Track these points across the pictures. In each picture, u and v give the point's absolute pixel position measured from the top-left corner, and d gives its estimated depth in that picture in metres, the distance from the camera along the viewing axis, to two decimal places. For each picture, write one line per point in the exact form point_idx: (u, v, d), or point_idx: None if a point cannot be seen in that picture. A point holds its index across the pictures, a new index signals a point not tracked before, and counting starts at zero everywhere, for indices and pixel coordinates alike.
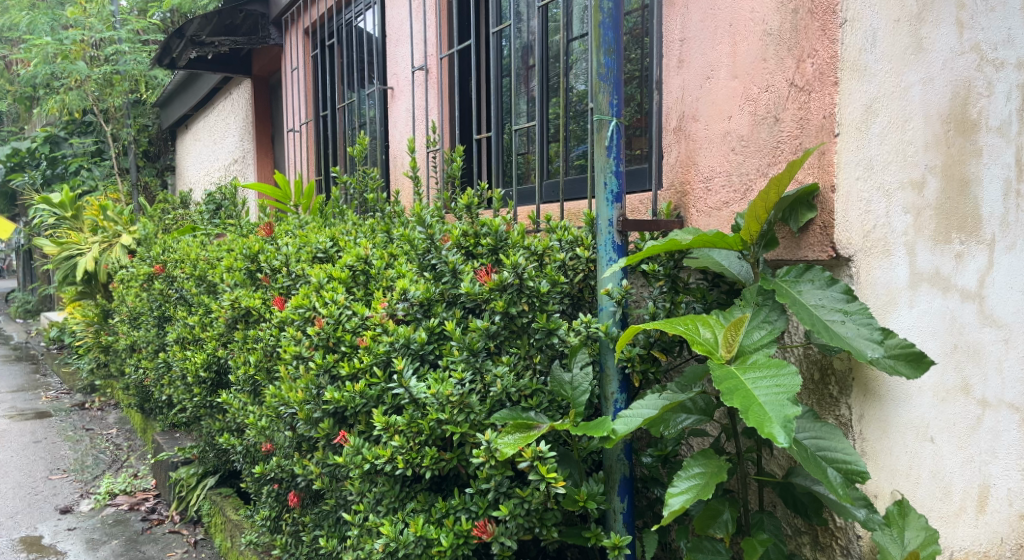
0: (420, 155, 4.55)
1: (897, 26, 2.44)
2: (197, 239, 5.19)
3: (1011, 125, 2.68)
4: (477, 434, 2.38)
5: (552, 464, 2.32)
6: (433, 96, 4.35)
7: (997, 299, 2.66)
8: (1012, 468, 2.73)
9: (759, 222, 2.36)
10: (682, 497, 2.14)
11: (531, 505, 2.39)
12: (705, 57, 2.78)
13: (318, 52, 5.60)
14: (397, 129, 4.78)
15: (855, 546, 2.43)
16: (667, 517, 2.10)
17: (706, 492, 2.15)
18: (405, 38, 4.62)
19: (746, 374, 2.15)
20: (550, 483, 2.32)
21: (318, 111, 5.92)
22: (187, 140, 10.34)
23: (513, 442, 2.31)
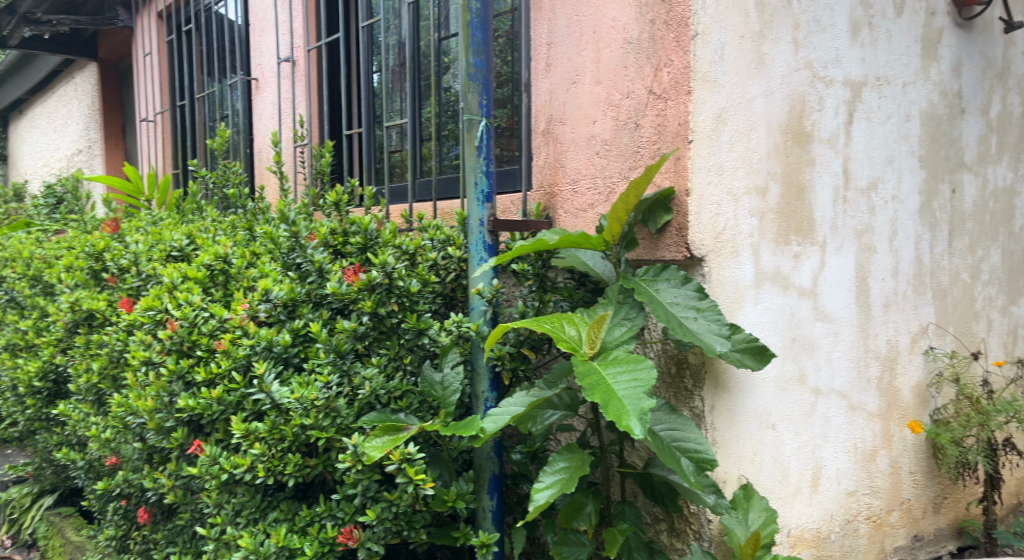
0: (286, 150, 4.41)
1: (742, 42, 2.61)
2: (30, 235, 4.76)
3: (839, 137, 2.91)
4: (343, 438, 2.33)
5: (420, 465, 2.29)
6: (300, 89, 4.22)
7: (829, 296, 2.89)
8: (840, 451, 2.95)
9: (620, 223, 2.45)
10: (547, 492, 2.16)
11: (399, 508, 2.34)
12: (571, 62, 2.90)
13: (175, 37, 5.31)
14: (262, 121, 4.61)
15: (705, 529, 2.57)
16: (532, 512, 2.12)
17: (570, 486, 2.17)
18: (270, 28, 4.47)
19: (607, 369, 2.20)
20: (419, 485, 2.29)
21: (175, 100, 5.57)
22: (19, 126, 9.48)
23: (381, 445, 2.27)
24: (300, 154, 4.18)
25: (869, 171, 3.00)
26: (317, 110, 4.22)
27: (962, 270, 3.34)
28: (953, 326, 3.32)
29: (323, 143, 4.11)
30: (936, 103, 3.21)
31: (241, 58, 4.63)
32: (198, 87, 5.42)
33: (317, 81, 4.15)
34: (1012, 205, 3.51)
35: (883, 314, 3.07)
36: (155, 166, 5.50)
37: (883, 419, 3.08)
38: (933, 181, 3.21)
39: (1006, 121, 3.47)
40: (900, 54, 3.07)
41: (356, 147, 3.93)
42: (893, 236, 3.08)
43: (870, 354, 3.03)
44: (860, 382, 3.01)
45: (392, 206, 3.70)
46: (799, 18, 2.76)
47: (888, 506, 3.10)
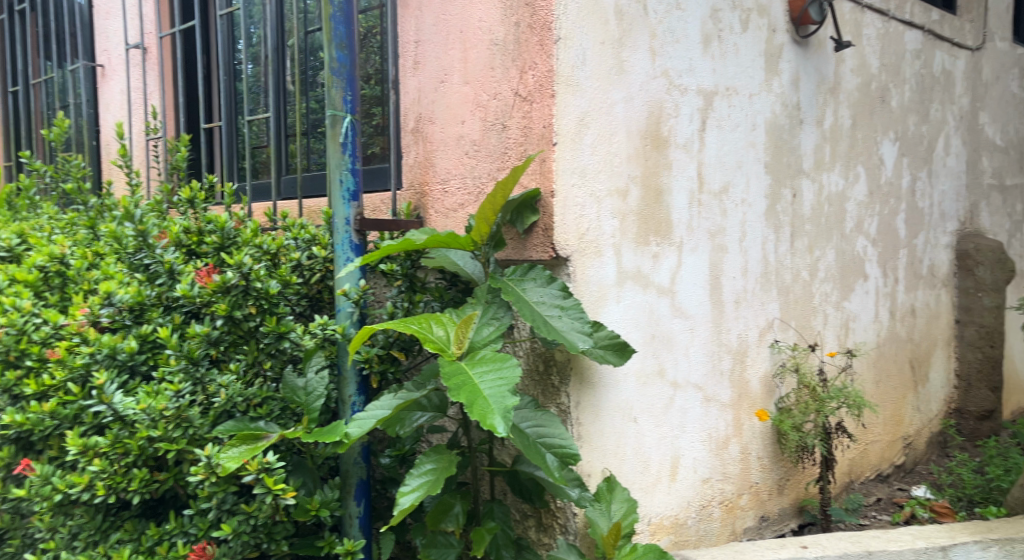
0: (136, 143, 4.16)
1: (602, 48, 2.69)
2: None
3: (693, 143, 3.05)
4: (195, 449, 2.21)
5: (279, 474, 2.21)
6: (152, 78, 3.98)
7: (686, 293, 3.04)
8: (696, 441, 3.10)
9: (488, 223, 2.46)
10: (413, 495, 2.10)
11: (258, 520, 2.25)
12: (438, 61, 2.90)
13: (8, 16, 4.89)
14: (109, 111, 4.33)
15: (571, 522, 2.63)
16: (396, 517, 2.06)
17: (437, 488, 2.13)
18: (117, 11, 4.19)
19: (474, 369, 2.18)
20: (278, 495, 2.20)
21: (7, 85, 5.14)
22: None
23: (237, 456, 2.17)
24: (153, 148, 3.96)
25: (720, 176, 3.17)
26: (171, 102, 3.99)
27: (802, 268, 3.59)
28: (795, 321, 3.57)
29: (179, 137, 3.90)
30: (778, 113, 3.43)
31: (84, 42, 4.32)
32: (34, 72, 5.01)
33: (172, 69, 3.93)
34: (844, 209, 3.81)
35: (734, 310, 3.25)
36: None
37: (734, 409, 3.27)
38: (777, 186, 3.43)
39: (838, 132, 3.76)
40: (746, 66, 3.27)
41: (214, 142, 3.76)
42: (742, 237, 3.28)
43: (722, 348, 3.21)
44: (714, 375, 3.18)
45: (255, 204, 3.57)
46: (655, 28, 2.87)
47: (738, 490, 3.28)
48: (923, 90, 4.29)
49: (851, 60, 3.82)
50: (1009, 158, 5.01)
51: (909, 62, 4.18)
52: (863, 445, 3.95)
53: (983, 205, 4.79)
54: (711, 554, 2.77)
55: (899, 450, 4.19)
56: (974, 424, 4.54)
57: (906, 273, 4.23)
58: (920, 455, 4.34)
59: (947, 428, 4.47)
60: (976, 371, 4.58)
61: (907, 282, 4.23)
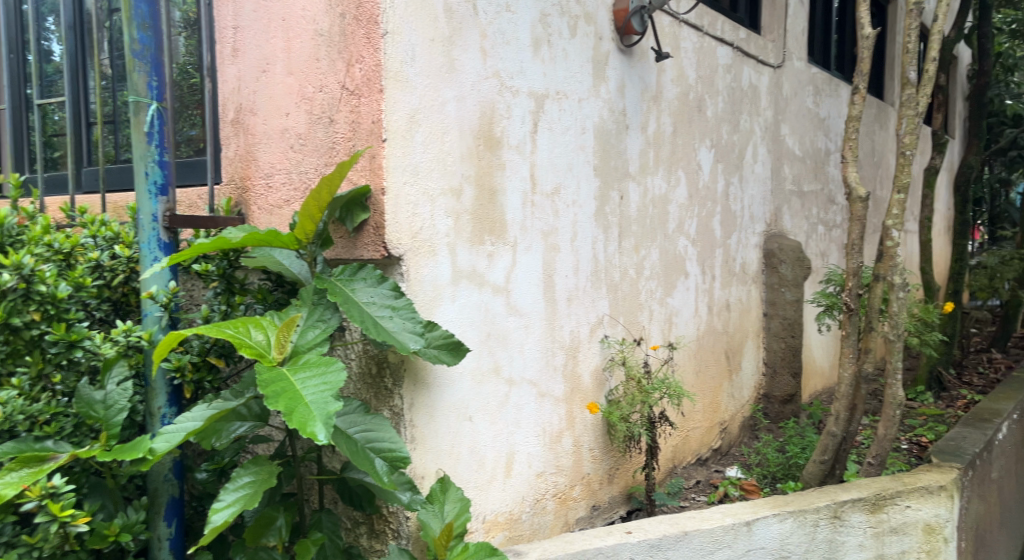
0: None
1: (431, 46, 2.65)
2: None
3: (526, 145, 3.09)
4: None
5: (67, 500, 2.01)
6: None
7: (520, 291, 3.07)
8: (530, 436, 3.14)
9: (313, 220, 2.36)
10: (227, 511, 1.97)
11: (43, 552, 2.01)
12: (259, 49, 2.76)
13: None
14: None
15: (403, 526, 2.59)
16: (207, 535, 1.92)
17: (254, 501, 2.01)
18: None
19: (296, 374, 2.08)
20: (67, 522, 2.02)
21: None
22: None
23: (16, 481, 1.95)
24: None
25: (552, 177, 3.22)
26: None
27: (628, 267, 3.73)
28: (623, 318, 3.70)
29: None
30: (606, 118, 3.54)
31: None
32: None
33: None
34: (666, 211, 4.00)
35: (566, 308, 3.33)
36: None
37: (567, 403, 3.34)
38: (605, 188, 3.54)
39: (660, 138, 3.94)
40: (575, 72, 3.35)
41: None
42: (574, 237, 3.35)
43: (556, 344, 3.27)
44: (548, 371, 3.23)
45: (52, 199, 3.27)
46: (485, 28, 2.87)
47: (571, 482, 3.36)
48: (733, 102, 4.58)
49: (670, 71, 4.01)
50: (806, 167, 5.47)
51: (721, 76, 4.45)
52: (684, 432, 4.17)
53: (785, 208, 5.20)
54: (541, 546, 2.81)
55: (715, 435, 4.45)
56: (779, 407, 4.92)
57: (720, 271, 4.51)
58: (734, 438, 4.65)
59: (756, 413, 4.81)
60: (780, 359, 4.95)
61: (721, 279, 4.51)
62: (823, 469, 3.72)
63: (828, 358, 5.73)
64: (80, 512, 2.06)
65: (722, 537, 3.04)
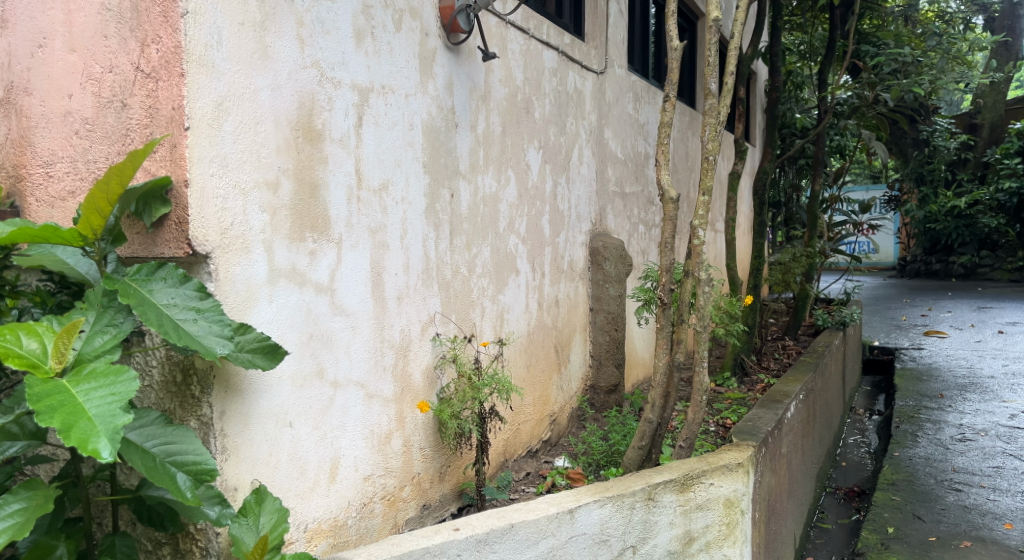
0: None
1: (241, 30, 2.48)
2: None
3: (350, 138, 2.97)
4: None
5: None
6: None
7: (346, 290, 2.95)
8: (357, 439, 3.03)
9: (100, 214, 2.14)
10: None
11: None
12: (33, 21, 2.51)
13: None
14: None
15: (213, 543, 2.41)
16: None
17: (24, 531, 1.79)
18: None
19: (79, 386, 1.87)
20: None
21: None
22: None
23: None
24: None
25: (379, 173, 3.13)
26: None
27: (460, 265, 3.70)
28: (454, 315, 3.67)
29: None
30: (434, 115, 3.49)
31: None
32: None
33: None
34: (496, 210, 4.00)
35: (396, 306, 3.24)
36: None
37: (396, 403, 3.26)
38: (435, 186, 3.49)
39: (489, 137, 3.94)
40: (401, 66, 3.27)
41: None
42: (403, 234, 3.27)
43: (385, 343, 3.18)
44: (375, 371, 3.13)
45: None
46: (302, 15, 2.73)
47: (400, 483, 3.28)
48: (559, 105, 4.68)
49: (498, 71, 4.02)
50: (627, 169, 5.69)
51: (548, 78, 4.53)
52: (515, 426, 4.21)
53: (608, 208, 5.39)
54: (366, 551, 2.71)
55: (545, 427, 4.54)
56: (604, 397, 5.09)
57: (550, 268, 4.59)
58: (563, 429, 4.76)
59: (583, 404, 4.95)
60: (605, 351, 5.11)
61: (550, 276, 4.59)
62: (641, 454, 3.87)
63: (648, 348, 6.02)
64: None
65: (545, 527, 3.07)
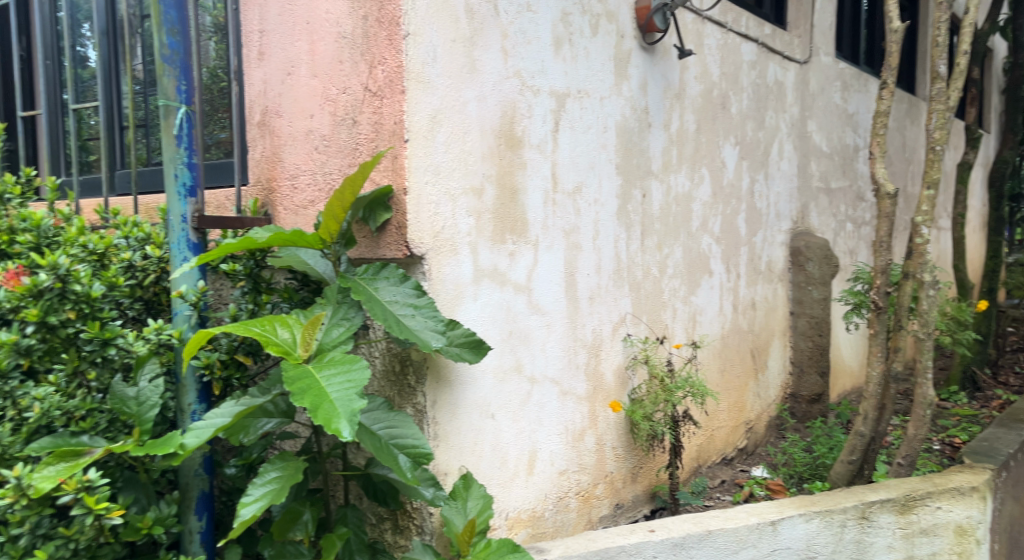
0: None
1: (452, 46, 2.68)
2: None
3: (547, 144, 3.10)
4: (3, 470, 2.01)
5: (102, 493, 2.05)
6: None
7: (542, 290, 3.08)
8: (553, 434, 3.15)
9: (336, 220, 2.40)
10: (255, 505, 2.02)
11: (79, 544, 2.07)
12: (284, 52, 2.84)
13: None
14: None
15: (427, 522, 2.62)
16: (236, 529, 1.97)
17: (281, 496, 2.06)
18: None
19: (321, 371, 2.12)
20: (101, 515, 2.07)
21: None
22: None
23: (53, 475, 2.02)
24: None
25: (574, 176, 3.23)
26: None
27: (652, 265, 3.73)
28: (646, 316, 3.70)
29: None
30: (628, 116, 3.54)
31: None
32: None
33: None
34: (689, 209, 3.99)
35: (589, 306, 3.33)
36: None
37: (590, 401, 3.35)
38: (627, 186, 3.55)
39: (683, 135, 3.93)
40: (597, 70, 3.35)
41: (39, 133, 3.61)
42: (596, 235, 3.36)
43: (578, 342, 3.28)
44: (570, 369, 3.23)
45: (85, 200, 3.43)
46: (507, 28, 2.89)
47: (593, 481, 3.36)
48: (758, 99, 4.56)
49: (694, 67, 4.00)
50: (833, 163, 5.43)
51: (746, 72, 4.44)
52: (709, 431, 4.16)
53: (812, 205, 5.17)
54: (564, 544, 2.82)
55: (741, 434, 4.44)
56: (806, 407, 4.88)
57: (746, 269, 4.49)
58: (760, 437, 4.63)
59: (783, 413, 4.79)
60: (808, 358, 4.92)
61: (746, 277, 4.50)
62: (851, 469, 3.69)
63: (857, 356, 5.69)
64: (114, 505, 2.10)
65: (746, 537, 3.04)
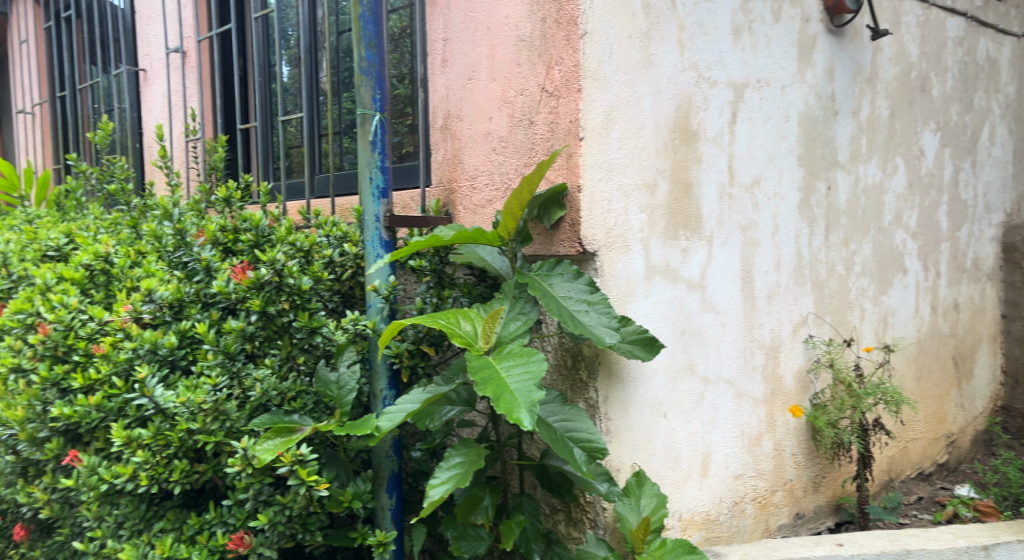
0: (176, 146, 4.34)
1: (629, 42, 2.69)
2: None
3: (723, 137, 3.03)
4: (232, 442, 2.27)
5: (313, 466, 2.26)
6: (190, 81, 4.18)
7: (716, 288, 3.01)
8: (728, 436, 3.07)
9: (515, 219, 2.50)
10: (442, 488, 2.14)
11: (293, 511, 2.32)
12: (466, 58, 2.97)
13: (51, 25, 5.10)
14: (150, 114, 4.53)
15: (600, 517, 2.64)
16: (426, 509, 2.10)
17: (465, 481, 2.17)
18: (157, 17, 4.38)
19: (502, 363, 2.21)
20: (312, 487, 2.27)
21: (54, 91, 5.48)
22: None
23: (272, 448, 2.24)
24: (192, 149, 4.12)
25: (751, 169, 3.14)
26: (210, 104, 4.17)
27: (836, 263, 3.54)
28: (830, 316, 3.52)
29: (217, 137, 4.10)
30: (811, 105, 3.39)
31: (126, 48, 4.51)
32: (80, 79, 5.17)
33: (208, 73, 4.11)
34: (881, 202, 3.76)
35: (766, 305, 3.22)
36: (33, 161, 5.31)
37: (767, 405, 3.24)
38: (810, 178, 3.39)
39: (875, 123, 3.71)
40: (778, 58, 3.24)
41: (254, 143, 3.99)
42: (775, 231, 3.24)
43: (755, 343, 3.18)
44: (745, 370, 3.15)
45: (290, 202, 3.73)
46: (684, 20, 2.86)
47: (771, 487, 3.25)
48: (965, 79, 4.21)
49: (888, 49, 3.76)
50: None
51: (951, 50, 4.11)
52: (903, 443, 3.90)
53: None
54: (742, 551, 2.76)
55: (941, 448, 4.13)
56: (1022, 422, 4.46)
57: (948, 267, 4.16)
58: (964, 453, 4.28)
59: (992, 427, 4.40)
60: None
61: (948, 276, 4.16)
62: None
63: None
64: (322, 478, 2.30)
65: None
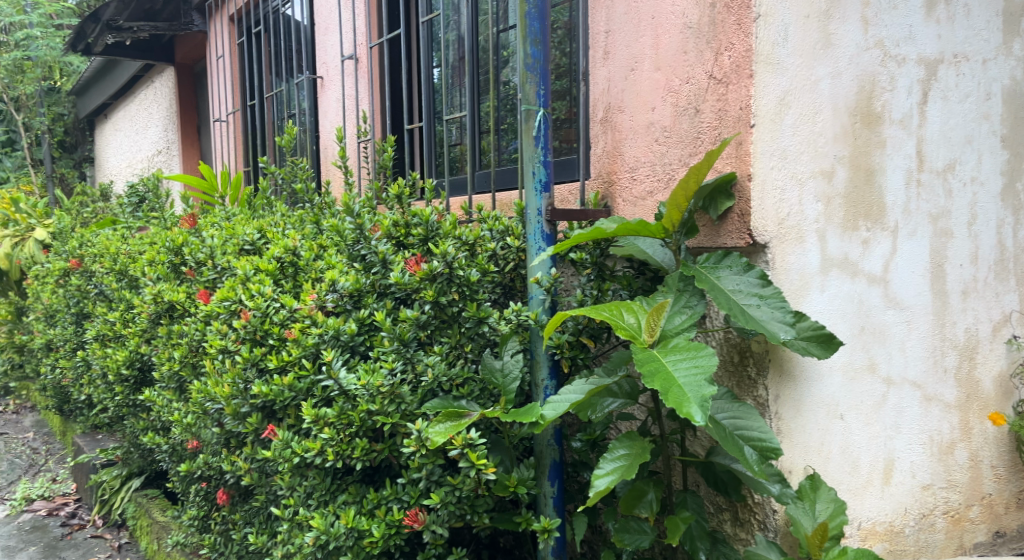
0: (351, 147, 4.65)
1: (807, 22, 2.55)
2: (116, 232, 5.21)
3: (912, 118, 2.80)
4: (408, 423, 2.40)
5: (482, 450, 2.35)
6: (363, 85, 4.46)
7: (901, 282, 2.80)
8: (914, 443, 2.85)
9: (679, 210, 2.45)
10: (608, 478, 2.16)
11: (462, 492, 2.42)
12: (629, 49, 2.94)
13: (244, 41, 5.64)
14: (327, 118, 4.87)
15: (770, 519, 2.54)
16: (592, 498, 2.13)
17: (630, 473, 2.17)
18: (332, 27, 4.70)
19: (667, 356, 2.19)
20: (481, 470, 2.35)
21: (245, 100, 6.03)
22: (107, 131, 10.43)
23: (444, 431, 2.34)
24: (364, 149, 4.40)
25: (945, 153, 2.88)
26: (379, 107, 4.43)
27: None
28: None
29: (385, 137, 4.35)
30: (1019, 79, 3.05)
31: (306, 58, 4.89)
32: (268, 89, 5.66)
33: (379, 78, 4.38)
34: None
35: (961, 302, 2.95)
36: (228, 165, 5.88)
37: (962, 410, 2.97)
38: (1016, 161, 3.06)
39: None
40: (980, 29, 2.94)
41: (419, 142, 4.19)
42: (972, 220, 2.95)
43: (947, 343, 2.92)
44: (936, 372, 2.89)
45: (453, 198, 3.90)
46: None
47: (967, 501, 2.98)
48: None
49: None
50: None
51: None
52: None
53: None
54: None
55: None
56: None
57: None
58: None
59: None
60: None
61: None
62: None
63: None
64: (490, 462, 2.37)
65: None
